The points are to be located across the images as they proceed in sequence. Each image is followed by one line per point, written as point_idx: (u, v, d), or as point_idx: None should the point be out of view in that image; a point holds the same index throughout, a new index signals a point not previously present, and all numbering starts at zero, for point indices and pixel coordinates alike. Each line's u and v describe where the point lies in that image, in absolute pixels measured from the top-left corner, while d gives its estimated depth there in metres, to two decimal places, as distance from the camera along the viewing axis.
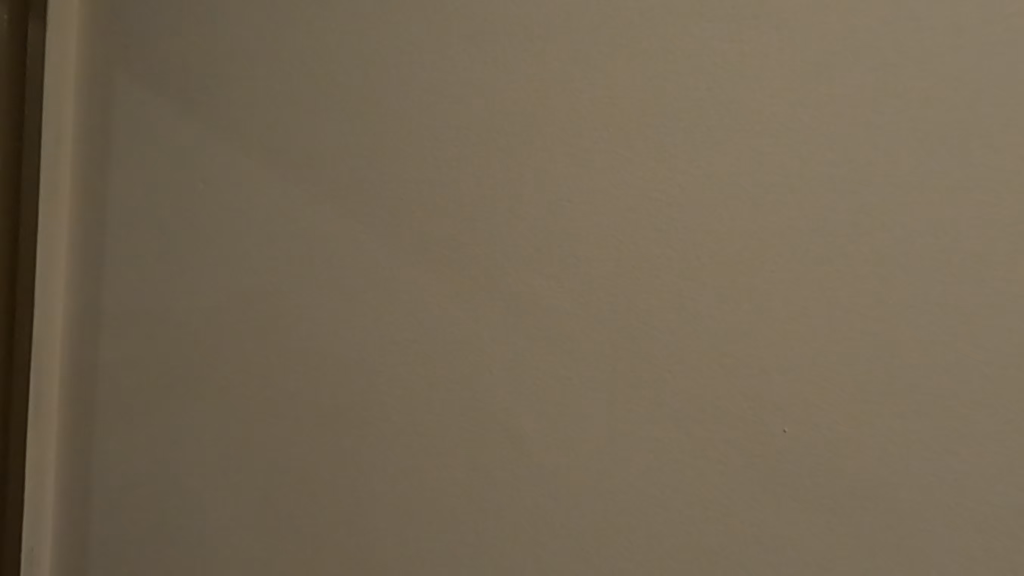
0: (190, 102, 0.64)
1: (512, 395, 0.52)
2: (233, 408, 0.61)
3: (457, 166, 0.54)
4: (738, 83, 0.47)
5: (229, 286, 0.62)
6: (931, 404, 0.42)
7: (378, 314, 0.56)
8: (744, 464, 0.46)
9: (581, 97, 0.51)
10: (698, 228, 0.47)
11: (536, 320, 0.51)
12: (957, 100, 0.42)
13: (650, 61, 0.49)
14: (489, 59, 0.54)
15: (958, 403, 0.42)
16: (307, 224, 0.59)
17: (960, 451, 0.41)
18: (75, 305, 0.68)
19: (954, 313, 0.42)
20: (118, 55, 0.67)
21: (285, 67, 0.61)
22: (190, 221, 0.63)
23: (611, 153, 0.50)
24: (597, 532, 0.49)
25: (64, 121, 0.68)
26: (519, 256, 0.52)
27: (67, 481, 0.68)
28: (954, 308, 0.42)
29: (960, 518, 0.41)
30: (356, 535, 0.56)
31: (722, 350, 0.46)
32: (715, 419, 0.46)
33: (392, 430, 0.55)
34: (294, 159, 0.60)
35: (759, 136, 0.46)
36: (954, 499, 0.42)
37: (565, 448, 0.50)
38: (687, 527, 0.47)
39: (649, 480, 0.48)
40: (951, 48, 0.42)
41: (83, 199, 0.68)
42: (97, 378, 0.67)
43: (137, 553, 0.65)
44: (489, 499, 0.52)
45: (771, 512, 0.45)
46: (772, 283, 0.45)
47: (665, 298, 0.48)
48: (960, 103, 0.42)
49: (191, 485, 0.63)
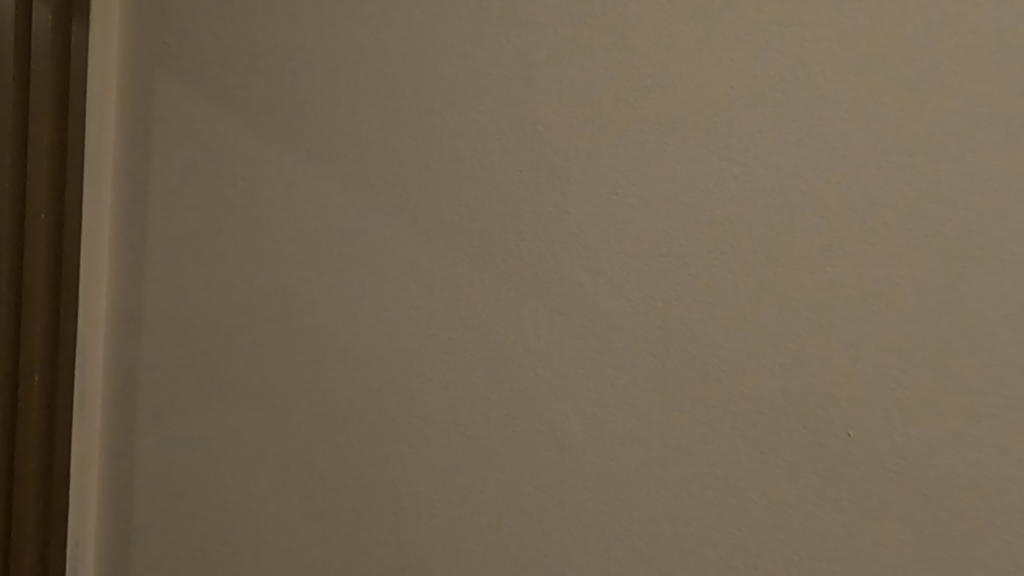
0: (229, 99, 0.62)
1: (568, 406, 0.51)
2: (273, 408, 0.60)
3: (511, 168, 0.53)
4: (812, 89, 0.46)
5: (268, 283, 0.60)
6: (999, 418, 0.42)
7: (427, 320, 0.55)
8: (813, 480, 0.46)
9: (643, 100, 0.50)
10: (768, 238, 0.47)
11: (589, 320, 0.50)
12: (1009, 98, 0.42)
13: (702, 58, 0.48)
14: (544, 57, 0.52)
15: (1009, 397, 0.42)
16: (347, 219, 0.57)
17: (1013, 443, 0.42)
18: (118, 306, 0.66)
19: (1008, 310, 0.42)
20: (157, 52, 0.65)
21: (323, 59, 0.59)
22: (231, 221, 0.62)
23: (678, 159, 0.49)
24: (661, 545, 0.49)
25: (106, 120, 0.66)
26: (571, 255, 0.51)
27: (110, 483, 0.67)
28: (1009, 305, 0.42)
29: (1015, 510, 0.42)
30: (404, 534, 0.56)
31: (790, 363, 0.46)
32: (771, 420, 0.46)
33: (437, 430, 0.55)
34: (334, 151, 0.58)
35: (816, 135, 0.46)
36: (1010, 491, 0.42)
37: (627, 460, 0.50)
38: (748, 526, 0.47)
39: (715, 493, 0.48)
40: (1001, 47, 0.42)
41: (126, 200, 0.66)
42: (138, 380, 0.66)
43: (179, 556, 0.64)
44: (542, 496, 0.52)
45: (832, 514, 0.45)
46: (843, 296, 0.45)
47: (732, 309, 0.47)
48: (1012, 99, 0.42)
49: (232, 485, 0.62)
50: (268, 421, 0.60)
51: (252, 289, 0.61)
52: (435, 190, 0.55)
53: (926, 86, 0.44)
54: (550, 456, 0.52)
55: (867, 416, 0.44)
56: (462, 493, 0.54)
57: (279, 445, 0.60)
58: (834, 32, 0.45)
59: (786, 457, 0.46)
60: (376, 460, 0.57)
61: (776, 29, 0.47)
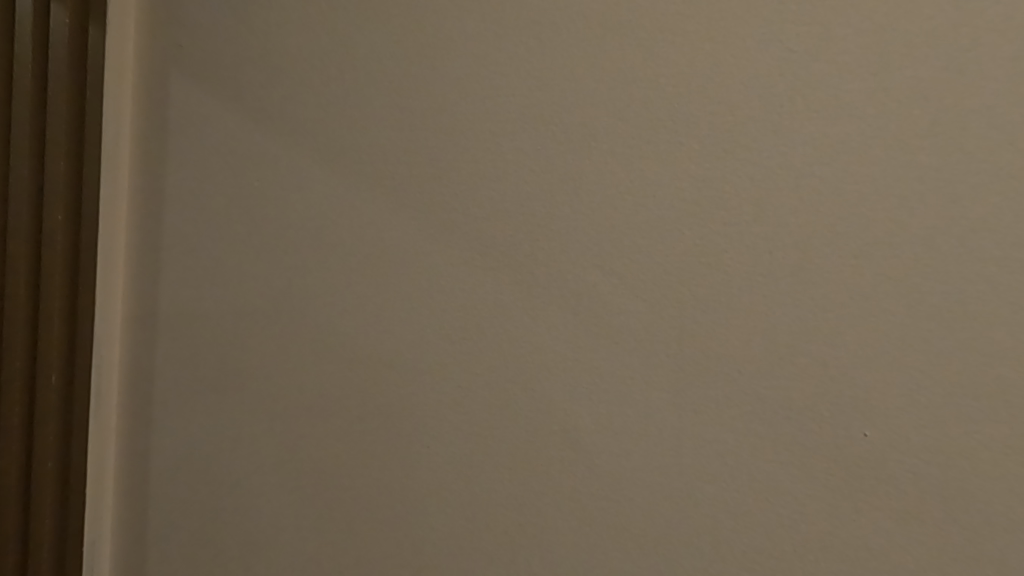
0: (243, 101, 0.63)
1: (582, 405, 0.51)
2: (287, 408, 0.60)
3: (524, 168, 0.53)
4: (828, 87, 0.45)
5: (281, 284, 0.61)
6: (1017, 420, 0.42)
7: (439, 321, 0.55)
8: (829, 481, 0.45)
9: (656, 101, 0.49)
10: (784, 237, 0.46)
11: (601, 321, 0.50)
12: None
13: (714, 59, 0.48)
14: (556, 58, 0.52)
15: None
16: (360, 220, 0.58)
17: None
18: (133, 306, 0.67)
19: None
20: (172, 55, 0.66)
21: (336, 61, 0.59)
22: (245, 221, 0.62)
23: (692, 159, 0.48)
24: (675, 545, 0.49)
25: (122, 121, 0.67)
26: (582, 256, 0.51)
27: (126, 481, 0.68)
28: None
29: None
30: (416, 534, 0.56)
31: (806, 363, 0.46)
32: (785, 422, 0.46)
33: (449, 430, 0.55)
34: (346, 153, 0.58)
35: (830, 135, 0.45)
36: None
37: (640, 460, 0.50)
38: (761, 528, 0.47)
39: (730, 494, 0.48)
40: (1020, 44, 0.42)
41: (141, 200, 0.67)
42: (153, 379, 0.66)
43: (193, 554, 0.65)
44: (554, 498, 0.52)
45: (846, 517, 0.45)
46: (858, 297, 0.45)
47: (747, 308, 0.47)
48: None
49: (245, 485, 0.62)
50: (282, 420, 0.61)
51: (265, 290, 0.61)
52: (447, 191, 0.55)
53: (943, 85, 0.43)
54: (563, 455, 0.52)
55: (882, 419, 0.44)
56: (475, 492, 0.54)
57: (293, 444, 0.60)
58: (850, 31, 0.45)
59: (801, 457, 0.46)
60: (388, 460, 0.57)
61: (791, 27, 0.46)
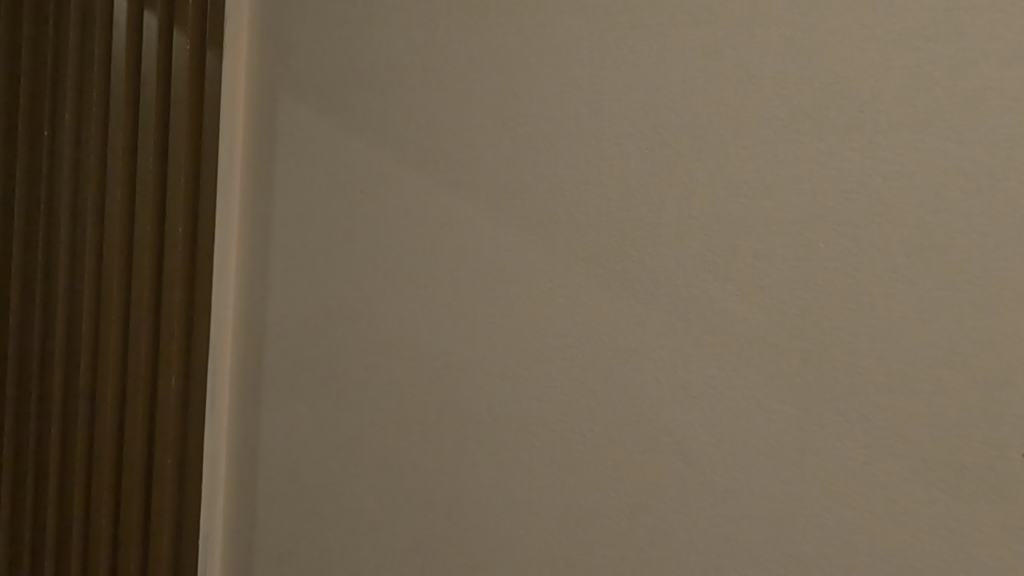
0: (346, 115, 0.65)
1: (692, 414, 0.49)
2: (390, 412, 0.62)
3: (631, 173, 0.52)
4: (971, 77, 0.42)
5: (384, 290, 0.62)
6: None
7: (542, 327, 0.55)
8: (979, 506, 0.41)
9: (770, 99, 0.47)
10: (924, 239, 0.43)
11: (711, 327, 0.49)
12: None
13: (835, 51, 0.45)
14: (661, 61, 0.51)
15: None
16: (462, 227, 0.58)
17: None
18: (243, 312, 0.71)
19: None
20: (281, 73, 0.69)
21: (438, 73, 0.61)
22: (350, 233, 0.64)
23: (811, 155, 0.46)
24: (801, 567, 0.46)
25: (235, 140, 0.71)
26: (692, 261, 0.49)
27: (237, 479, 0.71)
28: None
29: None
30: (520, 540, 0.56)
31: (951, 375, 0.42)
32: (924, 436, 0.43)
33: (551, 437, 0.54)
34: (447, 162, 0.59)
35: (973, 127, 0.42)
36: None
37: (758, 476, 0.47)
38: (896, 552, 0.43)
39: (860, 514, 0.44)
40: None
41: (253, 216, 0.70)
42: (262, 381, 0.69)
43: (298, 551, 0.67)
44: (663, 506, 0.50)
45: (999, 542, 0.41)
46: (1010, 302, 0.41)
47: (877, 315, 0.44)
48: None
49: (348, 484, 0.64)
50: (386, 426, 0.62)
51: (369, 295, 0.63)
52: (546, 197, 0.55)
53: None
54: (673, 467, 0.50)
55: None
56: (579, 503, 0.53)
57: (396, 451, 0.61)
58: (994, 14, 0.41)
59: (946, 480, 0.42)
60: (491, 465, 0.57)
61: (926, 14, 0.43)
